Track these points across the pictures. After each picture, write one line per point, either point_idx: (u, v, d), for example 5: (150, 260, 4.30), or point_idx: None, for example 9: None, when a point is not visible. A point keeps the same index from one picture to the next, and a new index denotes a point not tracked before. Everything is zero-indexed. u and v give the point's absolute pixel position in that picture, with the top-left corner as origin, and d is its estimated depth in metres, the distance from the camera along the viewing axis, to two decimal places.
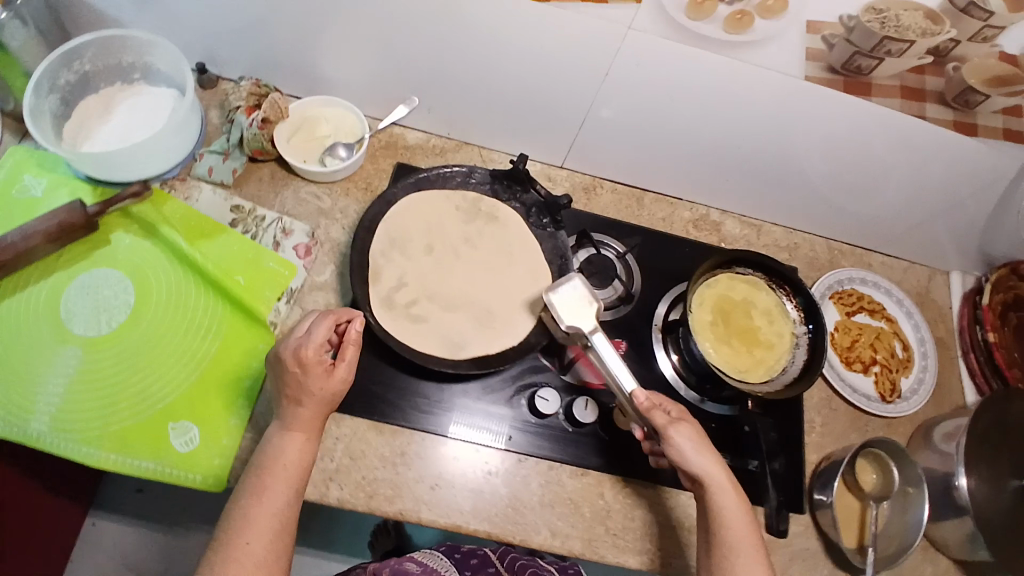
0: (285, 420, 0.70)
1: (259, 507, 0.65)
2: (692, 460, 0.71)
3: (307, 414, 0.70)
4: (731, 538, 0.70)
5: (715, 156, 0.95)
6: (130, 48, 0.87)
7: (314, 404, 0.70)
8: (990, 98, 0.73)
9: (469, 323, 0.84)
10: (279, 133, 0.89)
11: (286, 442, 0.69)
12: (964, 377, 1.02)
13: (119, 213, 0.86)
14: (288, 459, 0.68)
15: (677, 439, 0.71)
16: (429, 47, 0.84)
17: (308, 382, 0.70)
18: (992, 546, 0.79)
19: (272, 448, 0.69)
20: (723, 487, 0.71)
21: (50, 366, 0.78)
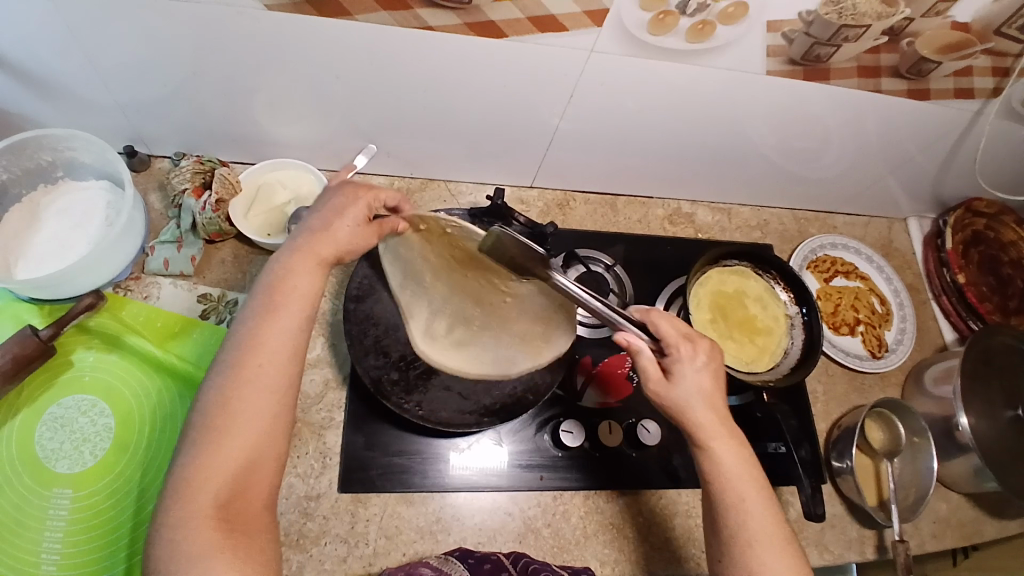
0: (298, 249, 0.63)
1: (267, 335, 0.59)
2: (690, 403, 0.63)
3: (327, 246, 0.64)
4: (723, 472, 0.63)
5: (683, 152, 0.96)
6: (47, 147, 0.79)
7: (331, 242, 0.64)
8: (943, 65, 0.77)
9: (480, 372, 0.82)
10: (235, 209, 0.83)
11: (297, 276, 0.62)
12: (940, 318, 1.08)
13: (75, 329, 0.78)
14: (300, 288, 0.62)
15: (683, 377, 0.64)
16: (384, 95, 0.80)
17: (340, 220, 0.66)
18: (1002, 478, 0.84)
19: (278, 283, 0.61)
20: (710, 425, 0.63)
21: (39, 515, 0.71)
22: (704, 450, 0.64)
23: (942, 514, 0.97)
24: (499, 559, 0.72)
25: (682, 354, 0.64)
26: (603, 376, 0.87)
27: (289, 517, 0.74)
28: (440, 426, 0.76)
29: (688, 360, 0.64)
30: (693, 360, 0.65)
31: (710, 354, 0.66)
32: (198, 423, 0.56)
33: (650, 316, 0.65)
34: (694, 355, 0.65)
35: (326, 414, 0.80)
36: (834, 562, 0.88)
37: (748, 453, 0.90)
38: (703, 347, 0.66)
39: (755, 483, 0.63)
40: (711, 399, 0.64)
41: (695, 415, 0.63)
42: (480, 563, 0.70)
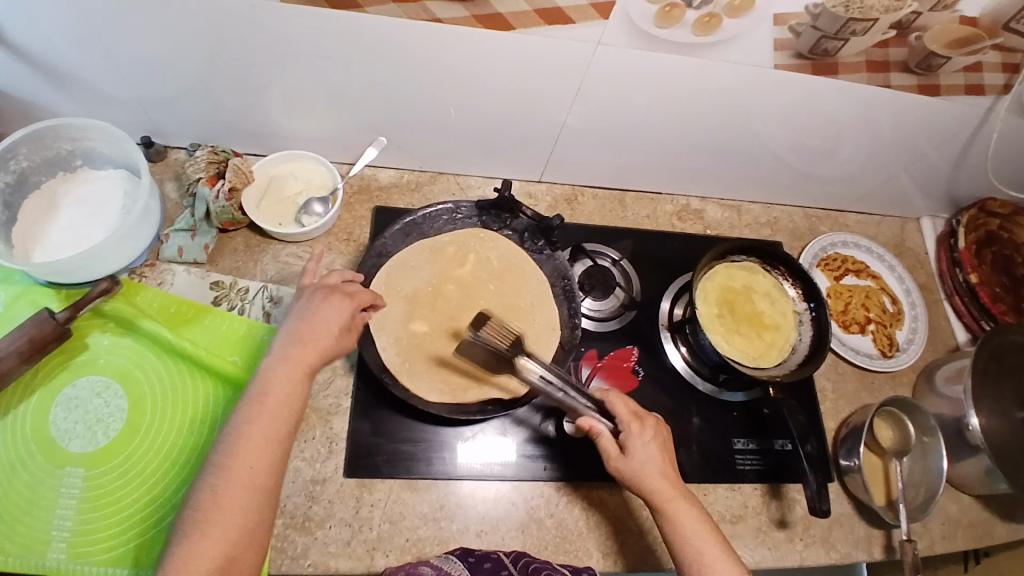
0: (280, 352, 0.66)
1: (251, 432, 0.60)
2: (645, 473, 0.68)
3: (309, 350, 0.66)
4: (691, 546, 0.65)
5: (691, 148, 0.95)
6: (66, 136, 0.81)
7: (314, 344, 0.67)
8: (951, 60, 0.78)
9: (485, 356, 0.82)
10: (247, 199, 0.85)
11: (278, 376, 0.64)
12: (952, 318, 1.07)
13: (91, 314, 0.81)
14: (283, 389, 0.64)
15: (636, 448, 0.69)
16: (394, 88, 0.81)
17: (323, 317, 0.69)
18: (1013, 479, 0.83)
19: (262, 386, 0.64)
20: (673, 498, 0.68)
21: (52, 494, 0.73)
22: (665, 516, 0.67)
23: (953, 515, 0.96)
24: (499, 558, 0.71)
25: (633, 429, 0.70)
26: (610, 367, 0.89)
27: (296, 500, 0.75)
28: (445, 412, 0.77)
29: (637, 433, 0.70)
30: (642, 433, 0.70)
31: (657, 429, 0.72)
32: (182, 522, 0.57)
33: (608, 396, 0.72)
34: (644, 431, 0.71)
35: (334, 400, 0.81)
36: (842, 561, 0.87)
37: (754, 449, 0.89)
38: (652, 424, 0.72)
39: (720, 547, 0.66)
40: (664, 469, 0.69)
41: (650, 485, 0.68)
42: (481, 562, 0.70)
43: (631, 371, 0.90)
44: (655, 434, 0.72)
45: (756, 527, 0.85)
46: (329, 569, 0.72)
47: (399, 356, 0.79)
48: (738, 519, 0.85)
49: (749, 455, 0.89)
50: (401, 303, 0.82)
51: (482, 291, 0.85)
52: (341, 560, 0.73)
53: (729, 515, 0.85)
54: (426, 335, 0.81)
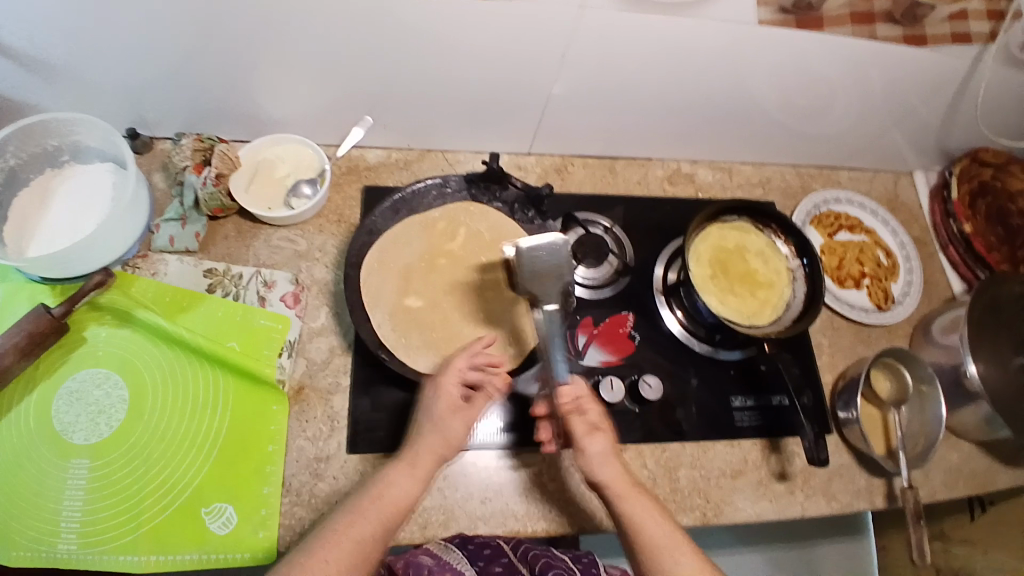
0: (405, 458, 0.71)
1: (381, 496, 0.68)
2: (597, 468, 0.74)
3: (426, 457, 0.71)
4: (649, 540, 0.70)
5: (681, 110, 0.95)
6: (54, 131, 0.81)
7: (431, 456, 0.71)
8: (936, 8, 0.80)
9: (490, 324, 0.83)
10: (236, 184, 0.85)
11: (399, 481, 0.69)
12: (948, 270, 1.07)
13: (88, 307, 0.81)
14: (398, 498, 0.68)
15: (582, 444, 0.75)
16: (377, 64, 0.81)
17: (434, 413, 0.73)
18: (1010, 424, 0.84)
19: (385, 484, 0.69)
20: (626, 495, 0.73)
21: (60, 484, 0.74)
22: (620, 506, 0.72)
23: (954, 463, 0.97)
24: (498, 545, 0.75)
25: (582, 432, 0.76)
26: (606, 334, 0.90)
27: (301, 477, 0.78)
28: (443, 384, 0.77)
29: (585, 432, 0.76)
30: (587, 433, 0.76)
31: (602, 431, 0.77)
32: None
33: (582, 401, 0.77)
34: (590, 426, 0.77)
35: (332, 379, 0.83)
36: (842, 510, 0.88)
37: (751, 405, 0.91)
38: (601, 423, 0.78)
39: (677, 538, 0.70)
40: (609, 462, 0.75)
41: (599, 476, 0.74)
42: (480, 549, 0.73)
43: (627, 337, 0.91)
44: (607, 434, 0.77)
45: (756, 482, 0.87)
46: None
47: (395, 331, 0.79)
48: (737, 474, 0.86)
49: (747, 412, 0.90)
50: (395, 279, 0.82)
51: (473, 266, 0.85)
52: None
53: (728, 472, 0.87)
54: (421, 308, 0.82)
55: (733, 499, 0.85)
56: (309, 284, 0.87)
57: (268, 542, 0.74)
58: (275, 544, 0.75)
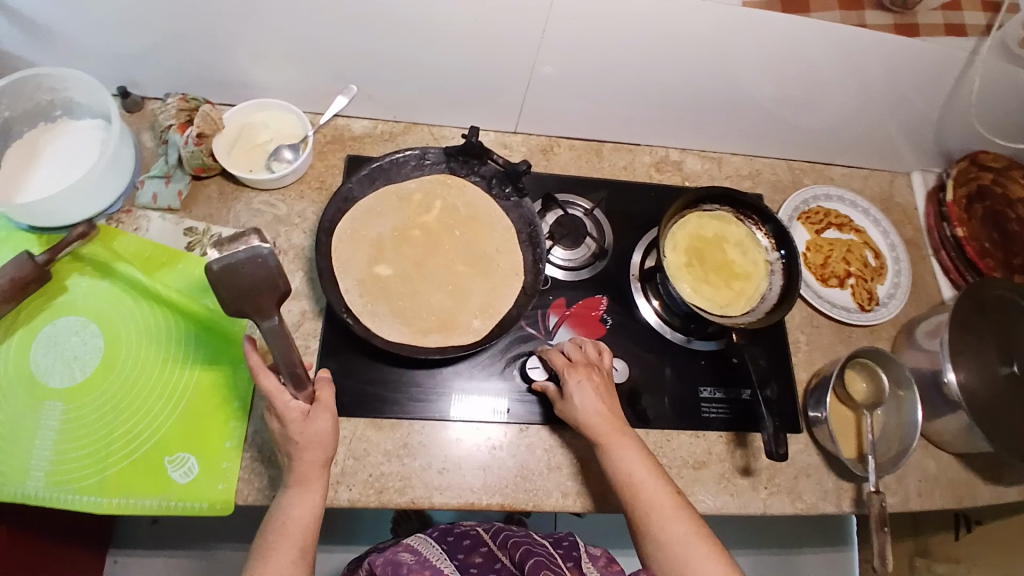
0: (292, 478, 0.68)
1: (289, 522, 0.66)
2: (580, 411, 0.75)
3: (305, 470, 0.68)
4: (626, 476, 0.71)
5: (667, 95, 0.94)
6: (45, 87, 0.83)
7: (308, 465, 0.68)
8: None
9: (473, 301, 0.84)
10: (219, 146, 0.86)
11: (294, 504, 0.68)
12: (939, 274, 1.05)
13: (70, 257, 0.83)
14: (297, 522, 0.67)
15: (570, 392, 0.76)
16: (359, 33, 0.81)
17: (290, 433, 0.68)
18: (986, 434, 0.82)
19: (283, 511, 0.67)
20: (603, 431, 0.74)
21: (32, 425, 0.76)
22: (610, 463, 0.72)
23: (930, 472, 0.94)
24: (478, 534, 0.83)
25: (567, 374, 0.78)
26: (578, 316, 0.90)
27: (264, 436, 0.80)
28: (405, 350, 0.78)
29: (571, 379, 0.77)
30: (576, 378, 0.77)
31: (600, 379, 0.78)
32: None
33: (565, 368, 0.78)
34: (577, 374, 0.77)
35: (302, 342, 0.83)
36: (807, 511, 0.87)
37: (720, 397, 0.90)
38: (590, 367, 0.78)
39: (653, 473, 0.72)
40: (600, 412, 0.75)
41: (589, 424, 0.74)
42: (459, 540, 0.82)
43: (599, 320, 0.90)
44: (596, 378, 0.78)
45: (720, 474, 0.86)
46: None
47: (362, 297, 0.81)
48: (701, 465, 0.86)
49: (716, 403, 0.89)
50: (367, 248, 0.83)
51: (446, 242, 0.86)
52: None
53: (693, 461, 0.86)
54: (391, 278, 0.83)
55: (695, 490, 0.84)
56: (288, 249, 0.88)
57: (228, 493, 0.76)
58: (235, 496, 0.77)
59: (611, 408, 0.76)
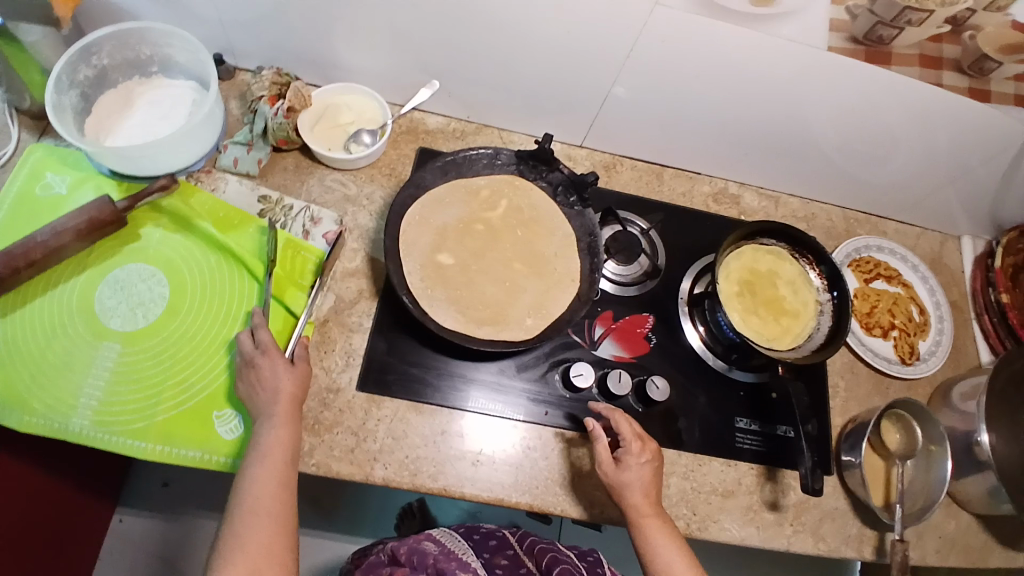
0: (269, 409, 0.73)
1: (269, 442, 0.70)
2: (627, 489, 0.76)
3: (284, 402, 0.74)
4: (659, 562, 0.73)
5: (737, 129, 0.96)
6: (148, 41, 0.88)
7: (286, 395, 0.74)
8: (1003, 66, 0.78)
9: (529, 301, 0.85)
10: (303, 122, 0.90)
11: (272, 429, 0.72)
12: (979, 339, 1.06)
13: (148, 208, 0.87)
14: (277, 444, 0.71)
15: (630, 464, 0.77)
16: (452, 32, 0.85)
17: (276, 372, 0.75)
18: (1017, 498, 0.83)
19: (262, 435, 0.71)
20: (643, 512, 0.76)
21: (90, 363, 0.79)
22: (640, 532, 0.75)
23: (949, 533, 0.94)
24: (503, 538, 0.93)
25: (633, 448, 0.78)
26: (623, 330, 0.92)
27: None
28: (456, 339, 0.78)
29: (635, 452, 0.78)
30: (639, 454, 0.78)
31: (656, 459, 0.79)
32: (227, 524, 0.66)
33: (631, 442, 0.78)
34: (640, 455, 0.78)
35: (354, 319, 0.86)
36: (828, 554, 0.87)
37: (755, 430, 0.90)
38: (652, 449, 0.79)
39: (685, 559, 0.74)
40: (648, 492, 0.77)
41: (634, 498, 0.76)
42: (483, 541, 0.91)
43: (643, 337, 0.92)
44: (651, 461, 0.79)
45: (745, 506, 0.86)
46: (330, 471, 0.77)
47: (422, 281, 0.82)
48: (728, 493, 0.86)
49: (750, 435, 0.90)
50: (432, 234, 0.86)
51: (506, 242, 0.88)
52: (343, 466, 0.78)
53: (720, 489, 0.86)
54: (451, 267, 0.84)
55: (720, 518, 0.84)
56: (353, 228, 0.91)
57: None
58: None
59: (655, 493, 0.78)
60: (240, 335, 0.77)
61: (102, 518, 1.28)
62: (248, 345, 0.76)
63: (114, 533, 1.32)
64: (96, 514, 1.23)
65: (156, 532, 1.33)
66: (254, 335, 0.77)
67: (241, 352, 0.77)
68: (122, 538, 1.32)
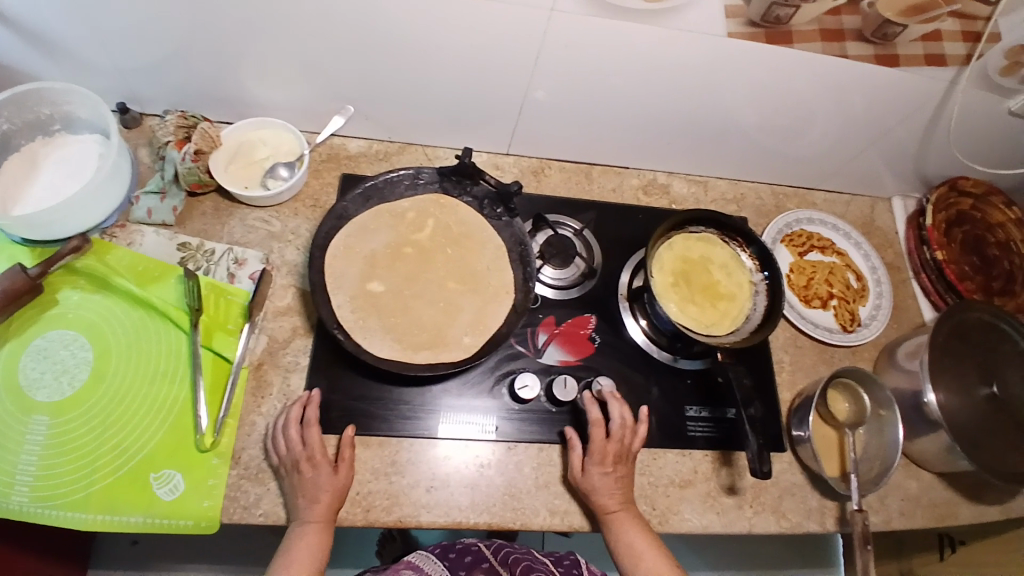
0: (307, 515, 0.73)
1: (299, 550, 0.72)
2: (595, 497, 0.79)
3: (321, 511, 0.74)
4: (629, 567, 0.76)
5: (659, 120, 0.96)
6: (45, 100, 0.85)
7: (326, 501, 0.74)
8: (908, 28, 0.79)
9: (465, 320, 0.84)
10: (215, 163, 0.87)
11: (304, 537, 0.73)
12: (920, 296, 1.08)
13: (63, 270, 0.84)
14: (305, 550, 0.72)
15: (592, 473, 0.80)
16: (358, 57, 0.84)
17: (318, 482, 0.74)
18: (971, 455, 0.87)
19: (292, 545, 0.72)
20: (606, 518, 0.79)
21: (19, 438, 0.76)
22: (612, 529, 0.78)
23: (911, 492, 0.97)
24: (479, 552, 0.91)
25: (597, 457, 0.80)
26: (567, 334, 0.91)
27: (251, 452, 0.80)
28: (394, 368, 0.77)
29: (598, 462, 0.80)
30: (603, 464, 0.80)
31: (624, 469, 0.81)
32: None
33: (597, 450, 0.81)
34: (605, 464, 0.80)
35: (291, 358, 0.84)
36: (792, 530, 0.88)
37: (706, 416, 0.91)
38: (617, 457, 0.81)
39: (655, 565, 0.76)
40: (614, 493, 0.80)
41: (602, 502, 0.79)
42: (460, 558, 0.90)
43: (587, 338, 0.92)
44: (621, 471, 0.81)
45: (704, 493, 0.87)
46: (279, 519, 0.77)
47: (354, 313, 0.80)
48: (686, 483, 0.87)
49: (702, 422, 0.91)
50: (361, 264, 0.84)
51: (437, 263, 0.87)
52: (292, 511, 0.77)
53: (678, 480, 0.87)
54: (383, 294, 0.83)
55: (680, 509, 0.85)
56: (280, 265, 0.89)
57: (213, 510, 0.76)
58: (220, 512, 0.76)
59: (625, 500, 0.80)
60: (293, 431, 0.77)
61: None
62: (292, 447, 0.76)
63: None
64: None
65: None
66: (303, 436, 0.76)
67: (289, 450, 0.76)
68: None
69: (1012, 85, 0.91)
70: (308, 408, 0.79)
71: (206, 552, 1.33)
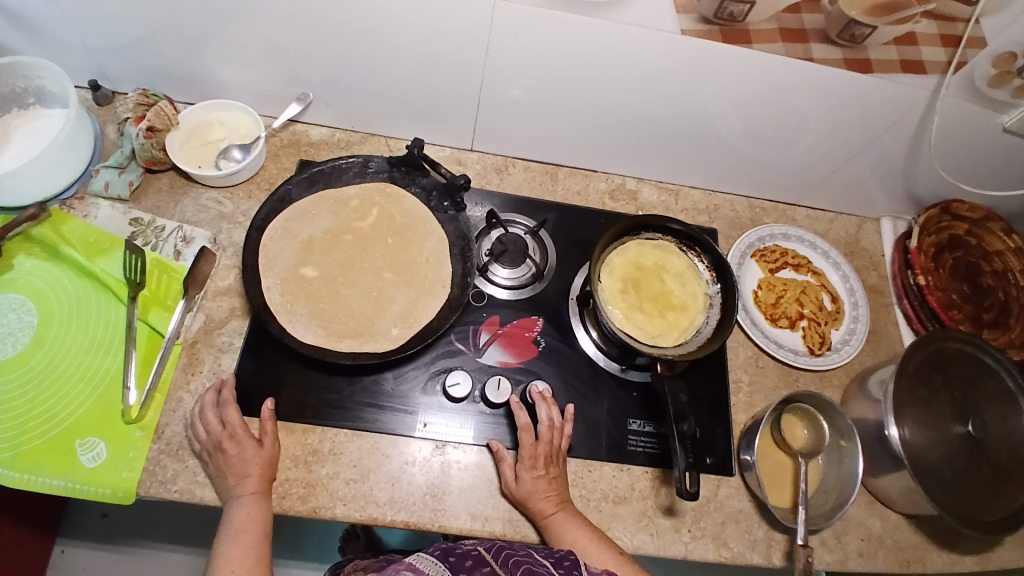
0: (238, 491, 0.72)
1: (241, 519, 0.70)
2: (532, 500, 0.77)
3: (253, 484, 0.73)
4: None
5: (621, 122, 0.93)
6: (19, 74, 0.86)
7: (258, 475, 0.73)
8: (876, 29, 0.75)
9: (397, 309, 0.88)
10: (172, 141, 0.89)
11: (242, 508, 0.71)
12: (902, 324, 1.02)
13: (21, 237, 0.84)
14: (247, 523, 0.70)
15: (525, 479, 0.77)
16: (310, 47, 0.84)
17: (246, 458, 0.73)
18: (936, 496, 0.79)
19: (232, 516, 0.71)
20: (547, 521, 0.76)
21: None
22: (557, 535, 0.75)
23: (874, 532, 0.89)
24: (481, 553, 0.67)
25: (525, 459, 0.78)
26: (509, 336, 0.89)
27: (174, 428, 0.79)
28: (315, 354, 0.81)
29: (529, 466, 0.78)
30: (534, 468, 0.78)
31: (554, 470, 0.79)
32: None
33: (524, 452, 0.78)
34: (533, 466, 0.78)
35: (225, 339, 0.84)
36: (732, 560, 0.82)
37: (649, 432, 0.87)
38: (546, 458, 0.79)
39: (608, 561, 0.73)
40: (549, 496, 0.77)
41: (540, 509, 0.76)
42: (461, 559, 0.65)
43: (532, 341, 0.89)
44: (550, 472, 0.79)
45: (640, 512, 0.82)
46: (194, 497, 0.75)
47: (282, 295, 0.85)
48: (622, 499, 0.83)
49: (644, 437, 0.87)
50: (296, 248, 0.89)
51: (373, 252, 0.92)
52: (207, 489, 0.76)
53: (613, 495, 0.83)
54: (315, 280, 0.88)
55: (611, 526, 0.81)
56: (228, 246, 0.90)
57: (130, 482, 0.75)
58: (137, 485, 0.75)
59: (558, 497, 0.78)
60: (209, 414, 0.75)
61: (42, 550, 1.20)
62: (215, 428, 0.75)
63: (56, 566, 1.24)
64: (33, 549, 1.17)
65: (96, 566, 1.25)
66: (222, 416, 0.75)
67: (209, 434, 0.75)
68: (65, 570, 1.24)
69: (1005, 97, 0.84)
70: (223, 391, 0.78)
71: (181, 529, 1.29)
